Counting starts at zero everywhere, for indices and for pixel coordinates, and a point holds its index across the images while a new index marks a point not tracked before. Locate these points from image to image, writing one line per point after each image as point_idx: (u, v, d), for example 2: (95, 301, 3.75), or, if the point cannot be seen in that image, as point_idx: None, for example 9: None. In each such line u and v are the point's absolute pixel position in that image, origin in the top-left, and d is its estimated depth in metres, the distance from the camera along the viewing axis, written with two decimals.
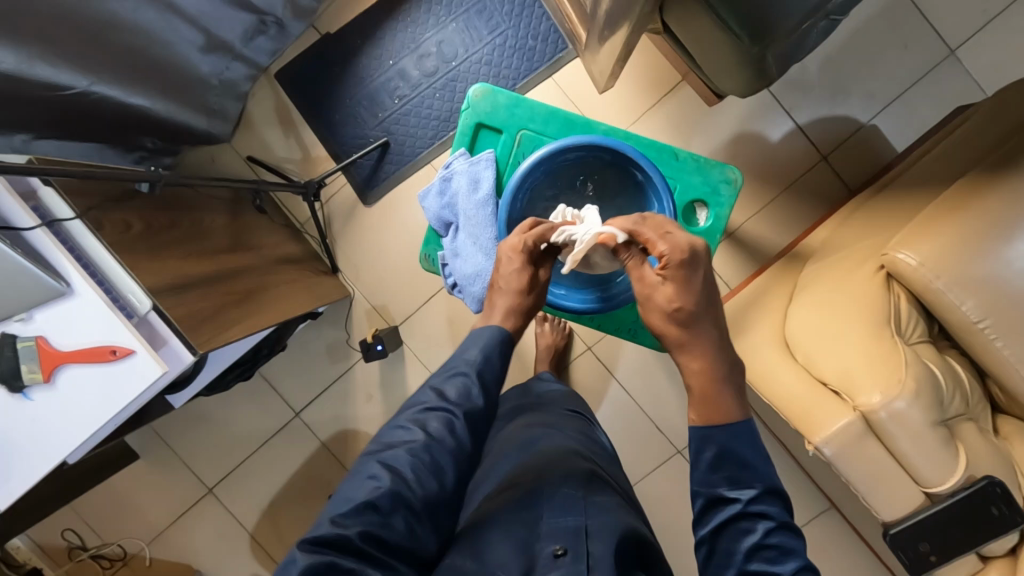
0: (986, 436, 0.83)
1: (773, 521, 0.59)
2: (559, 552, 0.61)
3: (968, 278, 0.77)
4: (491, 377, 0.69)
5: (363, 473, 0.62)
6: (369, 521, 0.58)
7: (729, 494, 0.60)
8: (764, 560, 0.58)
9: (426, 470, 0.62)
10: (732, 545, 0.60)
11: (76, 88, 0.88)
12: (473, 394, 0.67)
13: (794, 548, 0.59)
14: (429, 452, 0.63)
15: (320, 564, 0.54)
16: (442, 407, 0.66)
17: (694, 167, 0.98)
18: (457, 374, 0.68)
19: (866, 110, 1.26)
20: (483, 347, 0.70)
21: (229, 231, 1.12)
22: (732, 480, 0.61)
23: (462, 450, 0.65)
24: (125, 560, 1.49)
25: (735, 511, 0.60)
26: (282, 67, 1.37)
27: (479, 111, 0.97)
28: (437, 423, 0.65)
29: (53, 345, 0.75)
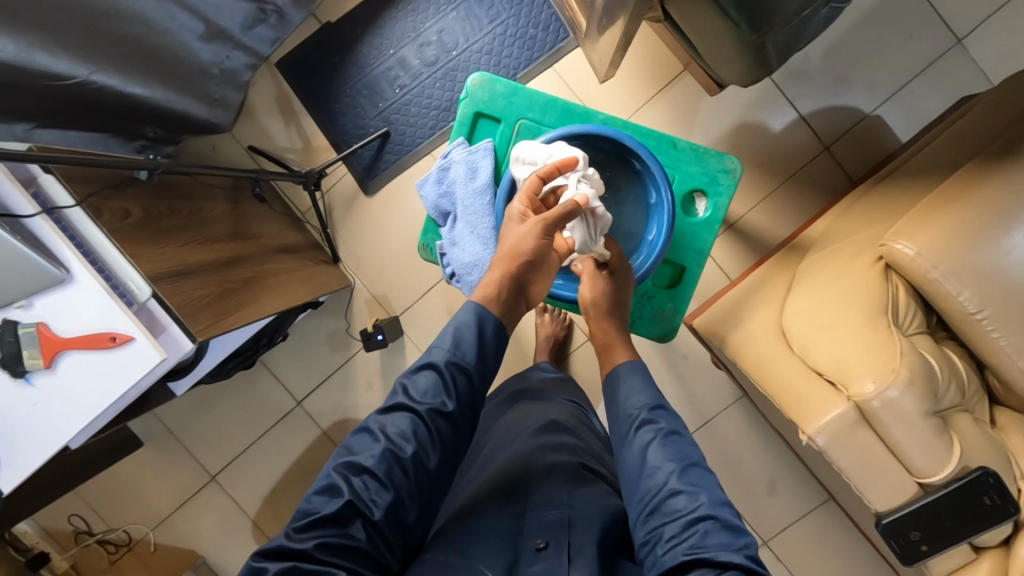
0: (982, 426, 0.83)
1: (667, 425, 0.70)
2: (541, 545, 0.64)
3: (965, 268, 0.76)
4: (459, 375, 0.68)
5: (319, 485, 0.61)
6: (327, 531, 0.58)
7: (633, 410, 0.72)
8: (661, 455, 0.67)
9: (387, 475, 0.61)
10: (637, 450, 0.68)
11: (76, 78, 0.88)
12: (438, 390, 0.66)
13: (691, 449, 0.68)
14: (390, 456, 0.62)
15: (279, 572, 0.55)
16: (405, 406, 0.65)
17: (693, 157, 0.98)
18: (423, 369, 0.67)
19: (870, 100, 1.24)
20: (452, 337, 0.69)
21: (229, 220, 1.12)
22: (636, 398, 0.73)
23: (426, 451, 0.64)
24: (130, 545, 1.51)
25: (636, 420, 0.71)
26: (282, 55, 1.36)
27: (478, 100, 0.97)
28: (399, 424, 0.64)
29: (54, 331, 0.75)
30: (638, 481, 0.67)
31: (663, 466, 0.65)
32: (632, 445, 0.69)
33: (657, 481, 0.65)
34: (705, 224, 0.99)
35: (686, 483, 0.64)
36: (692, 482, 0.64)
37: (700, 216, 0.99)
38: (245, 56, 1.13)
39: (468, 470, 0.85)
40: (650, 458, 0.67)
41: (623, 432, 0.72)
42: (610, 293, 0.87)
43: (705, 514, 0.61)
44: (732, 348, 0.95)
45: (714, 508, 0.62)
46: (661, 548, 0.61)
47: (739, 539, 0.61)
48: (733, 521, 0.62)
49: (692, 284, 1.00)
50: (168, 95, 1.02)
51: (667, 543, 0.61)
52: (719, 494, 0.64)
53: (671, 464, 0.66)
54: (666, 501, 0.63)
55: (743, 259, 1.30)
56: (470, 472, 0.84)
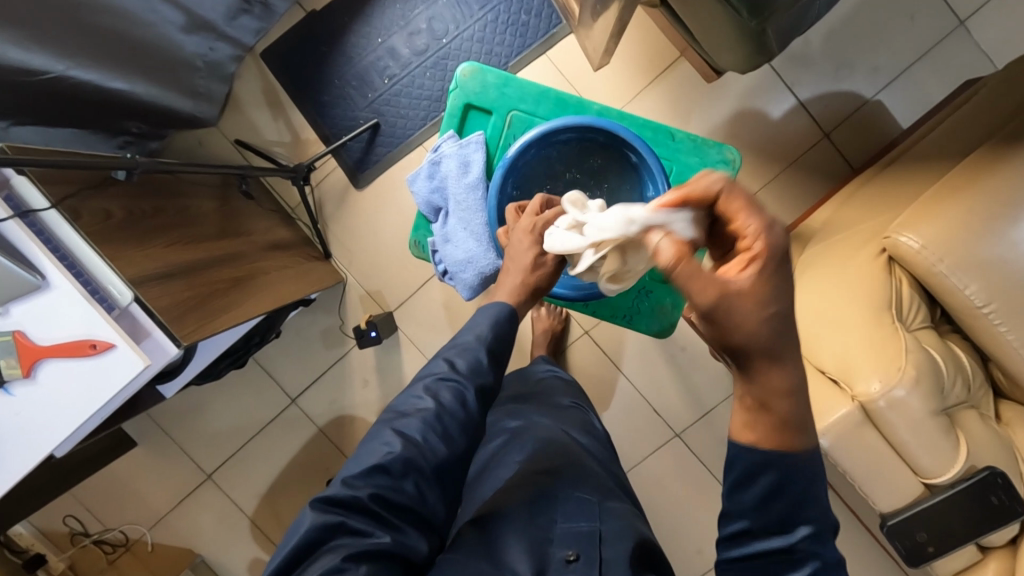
0: (989, 423, 0.82)
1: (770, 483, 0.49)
2: (571, 557, 0.61)
3: (972, 260, 0.74)
4: (498, 352, 0.68)
5: (374, 439, 0.60)
6: (380, 483, 0.57)
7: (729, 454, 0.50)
8: (751, 513, 0.50)
9: (437, 437, 0.61)
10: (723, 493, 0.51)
11: (51, 73, 0.86)
12: (484, 366, 0.66)
13: None
14: (441, 421, 0.61)
15: (330, 525, 0.54)
16: (452, 377, 0.64)
17: (691, 148, 0.95)
18: (468, 348, 0.66)
19: (870, 85, 1.22)
20: (492, 322, 0.69)
21: (217, 217, 1.10)
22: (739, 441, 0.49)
23: (471, 420, 0.63)
24: (127, 545, 1.50)
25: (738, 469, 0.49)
26: (268, 45, 1.32)
27: (468, 91, 0.94)
28: (448, 393, 0.63)
29: (32, 339, 0.73)
30: (717, 516, 0.53)
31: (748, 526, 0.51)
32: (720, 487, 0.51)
33: (737, 532, 0.52)
34: None
35: (774, 549, 0.50)
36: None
37: None
38: (230, 48, 1.09)
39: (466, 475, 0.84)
40: (736, 510, 0.51)
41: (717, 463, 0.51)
42: (758, 312, 0.43)
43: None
44: None
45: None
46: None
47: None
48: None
49: None
50: (149, 89, 0.99)
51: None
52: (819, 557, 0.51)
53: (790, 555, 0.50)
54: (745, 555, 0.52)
55: None
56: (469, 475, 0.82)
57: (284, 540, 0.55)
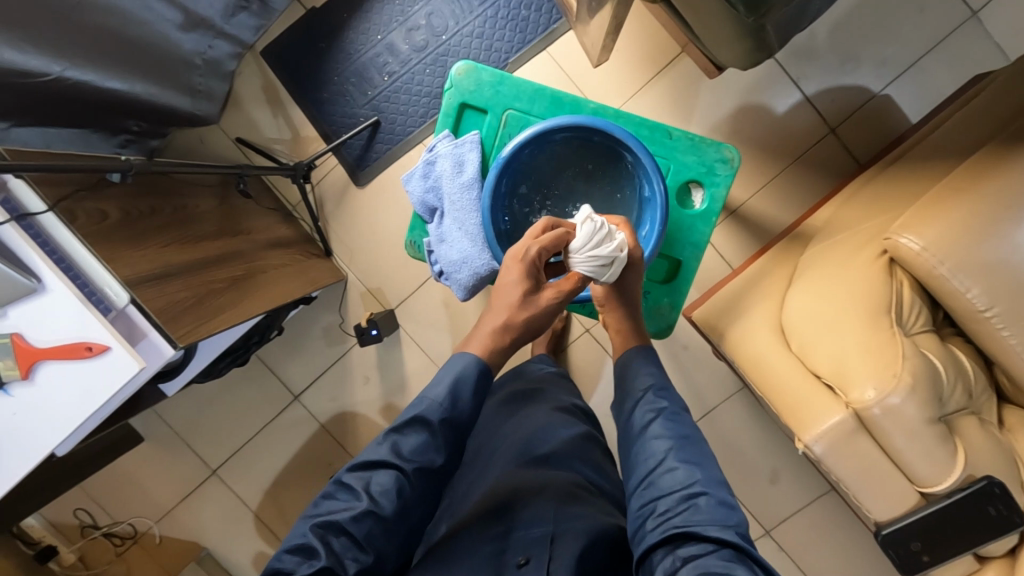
0: (990, 429, 0.80)
1: (667, 405, 0.72)
2: (522, 561, 0.67)
3: (974, 262, 0.72)
4: (449, 429, 0.67)
5: (300, 535, 0.61)
6: None
7: (636, 391, 0.74)
8: (660, 432, 0.68)
9: (364, 536, 0.61)
10: (639, 428, 0.70)
11: (49, 74, 0.84)
12: (430, 451, 0.65)
13: (687, 426, 0.70)
14: (370, 518, 0.61)
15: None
16: (391, 464, 0.64)
17: (689, 146, 0.94)
18: (414, 429, 0.65)
19: (878, 79, 1.19)
20: (446, 393, 0.67)
21: (217, 216, 1.10)
22: (640, 379, 0.75)
23: (408, 508, 0.64)
24: (135, 537, 1.52)
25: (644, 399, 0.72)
26: (268, 43, 1.32)
27: (463, 90, 0.93)
28: (382, 483, 0.63)
29: (30, 342, 0.74)
30: (637, 454, 0.69)
31: (662, 444, 0.67)
32: (635, 425, 0.71)
33: (655, 458, 0.67)
34: (701, 216, 0.95)
35: (683, 460, 0.66)
36: (687, 454, 0.66)
37: (696, 209, 0.95)
38: (229, 45, 1.09)
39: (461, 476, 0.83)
40: (650, 435, 0.69)
41: (627, 408, 0.73)
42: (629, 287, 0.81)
43: (700, 489, 0.63)
44: (731, 344, 0.93)
45: (709, 486, 0.63)
46: (653, 524, 0.62)
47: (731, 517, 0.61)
48: (728, 501, 0.63)
49: (687, 278, 0.96)
50: (147, 89, 0.98)
51: (660, 517, 0.62)
52: (715, 474, 0.66)
53: (671, 436, 0.68)
54: (662, 477, 0.65)
55: (746, 247, 1.25)
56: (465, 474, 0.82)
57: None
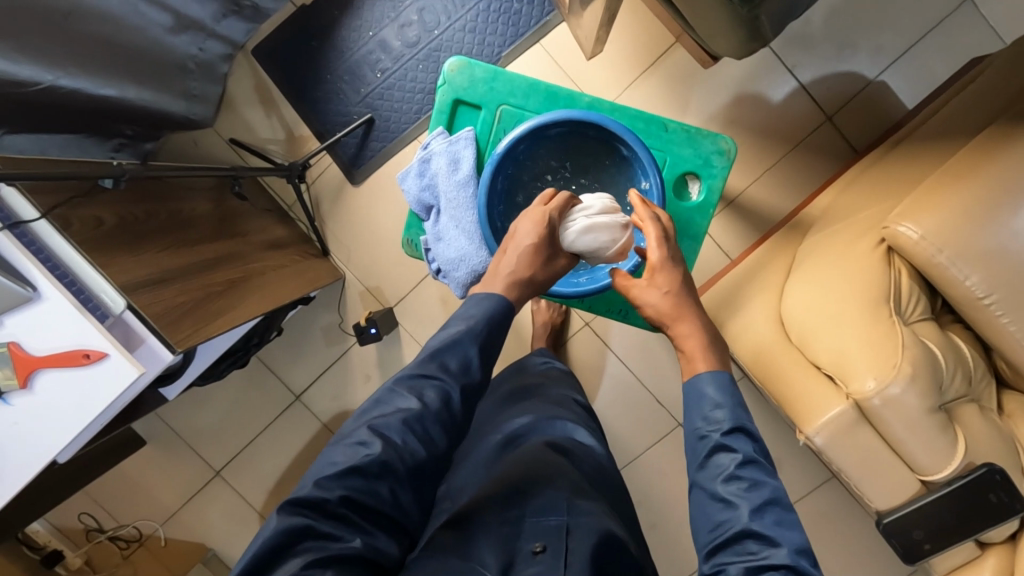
0: (990, 416, 0.80)
1: (745, 451, 0.61)
2: (538, 549, 0.62)
3: (972, 250, 0.72)
4: (488, 348, 0.68)
5: (351, 437, 0.61)
6: (352, 485, 0.57)
7: (706, 429, 0.63)
8: (735, 488, 0.59)
9: (417, 438, 0.61)
10: (708, 475, 0.61)
11: (41, 83, 0.83)
12: (473, 366, 0.66)
13: (765, 480, 0.60)
14: (422, 420, 0.61)
15: (297, 528, 0.54)
16: (436, 375, 0.64)
17: (684, 139, 0.93)
18: (460, 344, 0.66)
19: (874, 66, 1.18)
20: (488, 313, 0.68)
21: (214, 218, 1.09)
22: (712, 416, 0.64)
23: (454, 420, 0.64)
24: (141, 540, 1.52)
25: (721, 445, 0.62)
26: (259, 42, 1.31)
27: (456, 86, 0.92)
28: (432, 393, 0.63)
29: (27, 350, 0.74)
30: (708, 510, 0.60)
31: (740, 504, 0.58)
32: (704, 471, 0.62)
33: (728, 518, 0.58)
34: (699, 209, 0.95)
35: (762, 525, 0.57)
36: (766, 525, 0.57)
37: (693, 201, 0.94)
38: (222, 46, 1.07)
39: (461, 473, 0.83)
40: (725, 490, 0.60)
41: (696, 447, 0.63)
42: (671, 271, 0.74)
43: (782, 563, 0.55)
44: (731, 336, 0.93)
45: (792, 557, 0.56)
46: None
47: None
48: (810, 571, 0.56)
49: (684, 271, 0.96)
50: (140, 93, 0.97)
51: None
52: (797, 539, 0.58)
53: (746, 502, 0.58)
54: (737, 541, 0.58)
55: (744, 237, 1.25)
56: (465, 473, 0.82)
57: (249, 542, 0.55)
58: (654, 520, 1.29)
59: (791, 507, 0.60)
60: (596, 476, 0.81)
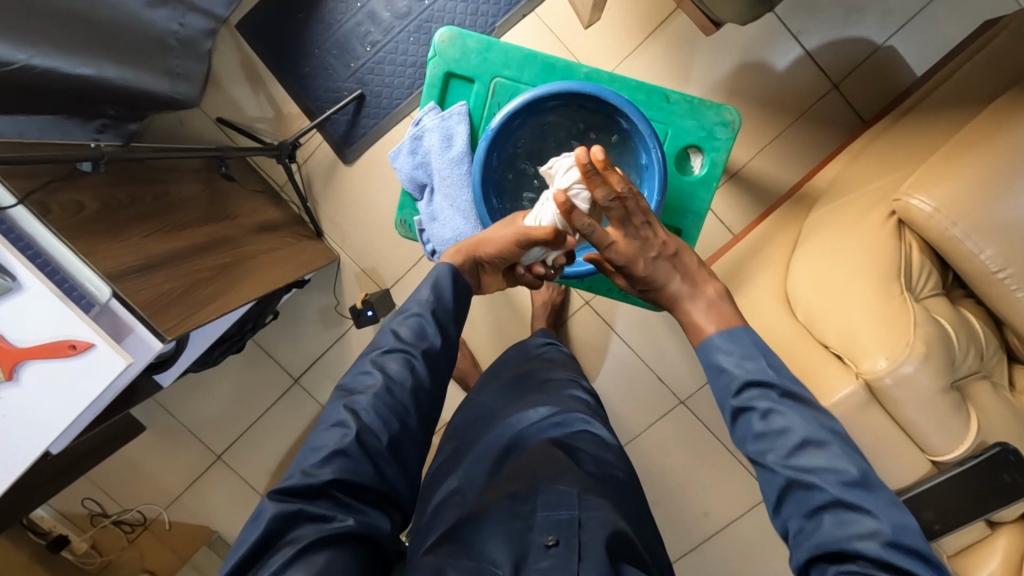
0: (1001, 393, 0.79)
1: (799, 451, 0.59)
2: (550, 543, 0.60)
3: (987, 221, 0.70)
4: (447, 317, 0.68)
5: (329, 420, 0.60)
6: (341, 467, 0.56)
7: (754, 439, 0.62)
8: (802, 492, 0.58)
9: (389, 412, 0.60)
10: (777, 489, 0.60)
11: (14, 63, 0.79)
12: (429, 332, 0.66)
13: (827, 478, 0.57)
14: (392, 393, 0.61)
15: (288, 514, 0.53)
16: (398, 348, 0.64)
17: (686, 110, 0.90)
18: (411, 315, 0.67)
19: (883, 30, 1.14)
20: (435, 283, 0.69)
21: (203, 201, 1.06)
22: (754, 421, 0.62)
23: (421, 388, 0.63)
24: (145, 524, 1.51)
25: (742, 405, 0.63)
26: (243, 17, 1.26)
27: (448, 58, 0.88)
28: (395, 364, 0.64)
29: (11, 342, 0.72)
30: (790, 520, 0.59)
31: (773, 459, 0.60)
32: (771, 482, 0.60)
33: (811, 526, 0.57)
34: (702, 183, 0.91)
35: (842, 528, 0.55)
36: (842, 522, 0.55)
37: (696, 175, 0.91)
38: (202, 21, 1.02)
39: (463, 462, 0.82)
40: (757, 448, 0.61)
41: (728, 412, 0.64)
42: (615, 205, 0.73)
43: (826, 504, 0.56)
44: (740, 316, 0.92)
45: (884, 549, 0.53)
46: None
47: (862, 523, 0.54)
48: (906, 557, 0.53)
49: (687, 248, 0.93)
50: (120, 73, 0.92)
51: None
52: (885, 526, 0.54)
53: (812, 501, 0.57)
54: (785, 495, 0.59)
55: (747, 212, 1.22)
56: (468, 460, 0.81)
57: (242, 534, 0.54)
58: (657, 498, 1.29)
59: (869, 491, 0.56)
60: (602, 458, 0.80)
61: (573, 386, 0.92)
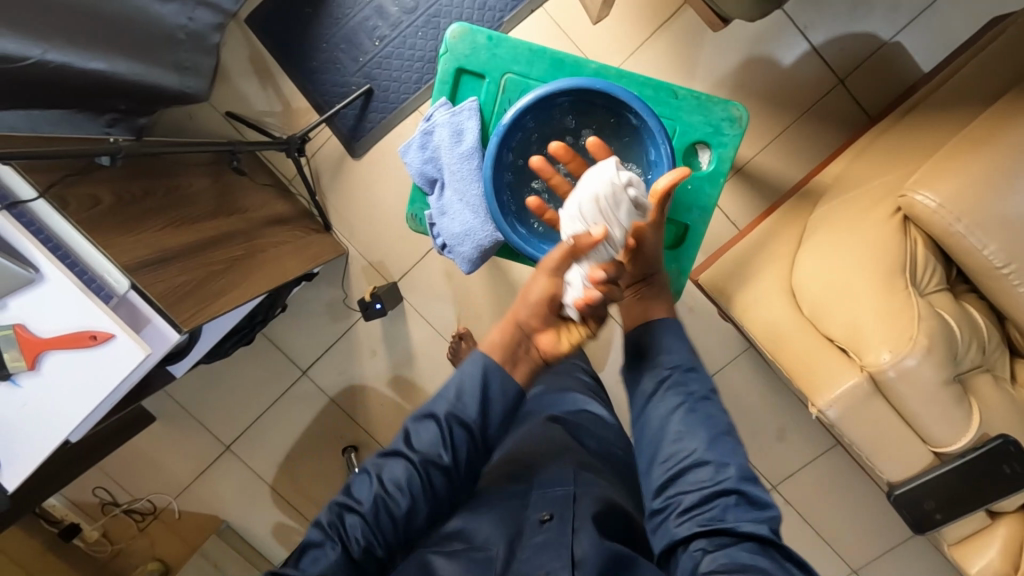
0: (1003, 386, 0.80)
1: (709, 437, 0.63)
2: (545, 518, 0.63)
3: (993, 217, 0.71)
4: (461, 421, 0.65)
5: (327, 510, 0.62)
6: (324, 564, 0.58)
7: (670, 416, 0.65)
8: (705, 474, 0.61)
9: (383, 520, 0.61)
10: (680, 471, 0.62)
11: (29, 58, 0.81)
12: (443, 444, 0.64)
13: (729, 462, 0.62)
14: (389, 499, 0.62)
15: None
16: (407, 453, 0.64)
17: (695, 106, 0.91)
18: (429, 418, 0.65)
19: (888, 26, 1.14)
20: (458, 386, 0.66)
21: (213, 194, 1.07)
22: (670, 403, 0.66)
23: (420, 499, 0.63)
24: (155, 513, 1.54)
25: (660, 377, 0.68)
26: (252, 11, 1.27)
27: (458, 55, 0.90)
28: (400, 470, 0.63)
29: (33, 332, 0.74)
30: (681, 502, 0.60)
31: (691, 434, 0.63)
32: (675, 462, 0.62)
33: (701, 506, 0.59)
34: (709, 178, 0.92)
35: (734, 513, 0.58)
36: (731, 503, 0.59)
37: (703, 170, 0.92)
38: (211, 15, 1.02)
39: None
40: (678, 420, 0.64)
41: (643, 385, 0.69)
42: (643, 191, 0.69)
43: (733, 489, 0.59)
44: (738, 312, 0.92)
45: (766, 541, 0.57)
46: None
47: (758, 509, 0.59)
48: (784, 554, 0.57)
49: (694, 242, 0.93)
50: (132, 67, 0.93)
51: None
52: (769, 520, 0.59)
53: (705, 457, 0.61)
54: (690, 472, 0.61)
55: (752, 207, 1.22)
56: None
57: None
58: None
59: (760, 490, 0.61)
60: (608, 448, 0.81)
61: (577, 368, 0.95)
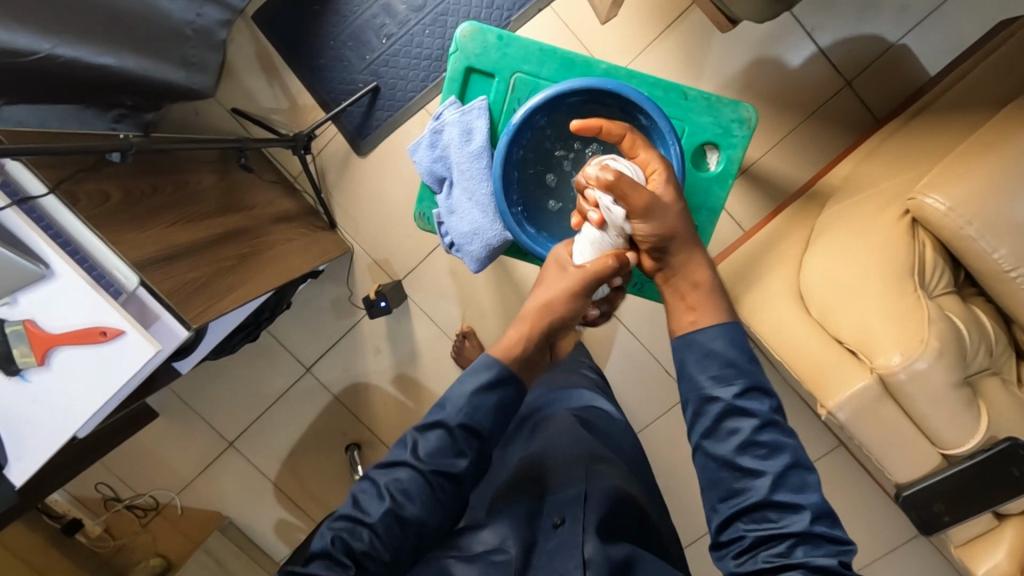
0: (1010, 389, 0.80)
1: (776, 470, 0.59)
2: (558, 523, 0.69)
3: (1002, 221, 0.71)
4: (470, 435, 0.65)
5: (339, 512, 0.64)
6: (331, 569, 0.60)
7: (734, 448, 0.60)
8: (774, 514, 0.58)
9: (391, 529, 0.62)
10: (744, 510, 0.59)
11: (38, 52, 0.81)
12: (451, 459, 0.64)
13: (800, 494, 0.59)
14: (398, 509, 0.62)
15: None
16: (413, 462, 0.64)
17: (704, 107, 0.91)
18: (437, 427, 0.65)
19: (896, 28, 1.14)
20: (467, 401, 0.65)
21: (220, 190, 1.07)
22: (736, 435, 0.60)
23: (429, 511, 0.63)
24: (158, 509, 1.54)
25: (725, 409, 0.61)
26: (259, 8, 1.27)
27: (468, 53, 0.90)
28: (406, 476, 0.63)
29: (43, 328, 0.74)
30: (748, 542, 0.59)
31: (758, 471, 0.59)
32: (738, 500, 0.60)
33: (771, 548, 0.58)
34: (718, 179, 0.92)
35: (806, 553, 0.57)
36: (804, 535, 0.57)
37: (712, 171, 0.92)
38: (219, 12, 1.00)
39: None
40: (743, 457, 0.60)
41: (702, 420, 0.63)
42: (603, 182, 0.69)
43: (802, 529, 0.57)
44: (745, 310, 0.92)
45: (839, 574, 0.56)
46: None
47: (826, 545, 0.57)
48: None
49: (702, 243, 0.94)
50: (140, 63, 0.93)
51: None
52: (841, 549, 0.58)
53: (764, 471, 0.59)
54: (756, 512, 0.59)
55: (758, 208, 1.23)
56: None
57: None
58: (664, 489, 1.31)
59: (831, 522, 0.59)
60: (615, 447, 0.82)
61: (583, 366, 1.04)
